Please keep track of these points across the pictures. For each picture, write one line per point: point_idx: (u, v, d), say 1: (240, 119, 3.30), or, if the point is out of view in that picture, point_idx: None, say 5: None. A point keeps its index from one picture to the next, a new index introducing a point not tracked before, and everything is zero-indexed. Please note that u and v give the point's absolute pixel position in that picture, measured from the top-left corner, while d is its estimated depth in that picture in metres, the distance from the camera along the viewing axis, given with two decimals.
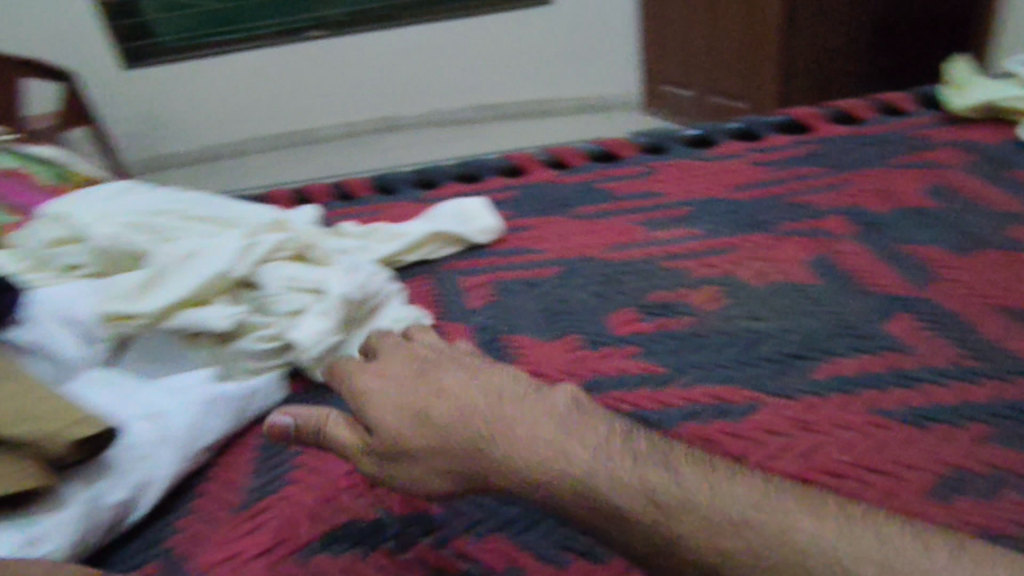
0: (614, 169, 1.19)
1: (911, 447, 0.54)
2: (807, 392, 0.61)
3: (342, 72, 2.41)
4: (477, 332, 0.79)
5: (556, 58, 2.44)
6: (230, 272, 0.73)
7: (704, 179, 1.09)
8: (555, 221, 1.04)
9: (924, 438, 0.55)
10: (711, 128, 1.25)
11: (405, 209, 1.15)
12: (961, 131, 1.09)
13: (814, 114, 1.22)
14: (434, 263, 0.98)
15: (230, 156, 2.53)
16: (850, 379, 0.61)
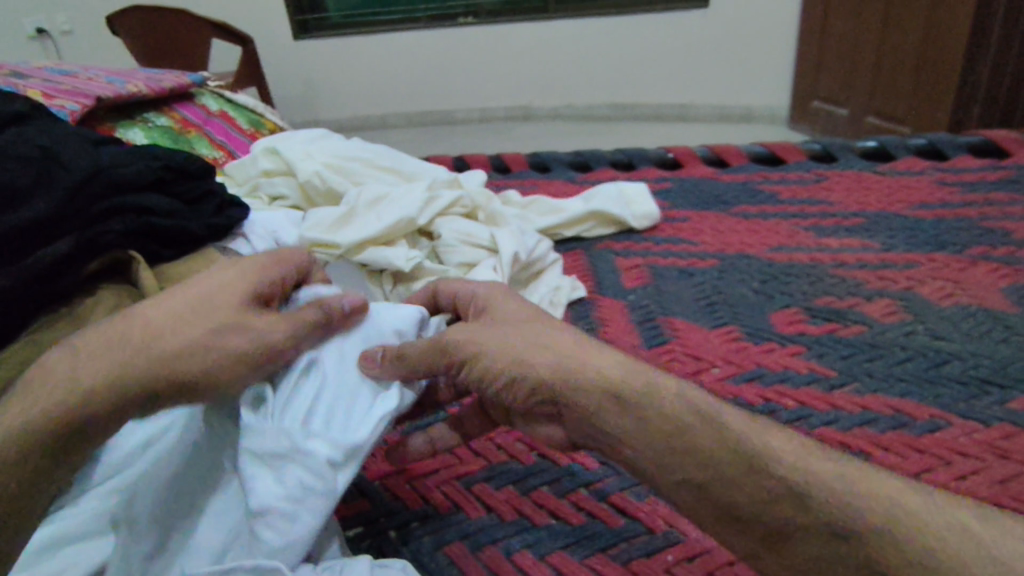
0: (778, 173, 1.14)
1: None
2: (1003, 419, 0.57)
3: (490, 58, 2.49)
4: (632, 310, 0.80)
5: (705, 62, 2.38)
6: (416, 219, 0.79)
7: (879, 194, 1.03)
8: (712, 217, 1.03)
9: None
10: (890, 141, 1.16)
11: (558, 189, 1.17)
12: None
13: (1013, 138, 1.10)
14: (588, 241, 0.99)
15: (376, 129, 2.67)
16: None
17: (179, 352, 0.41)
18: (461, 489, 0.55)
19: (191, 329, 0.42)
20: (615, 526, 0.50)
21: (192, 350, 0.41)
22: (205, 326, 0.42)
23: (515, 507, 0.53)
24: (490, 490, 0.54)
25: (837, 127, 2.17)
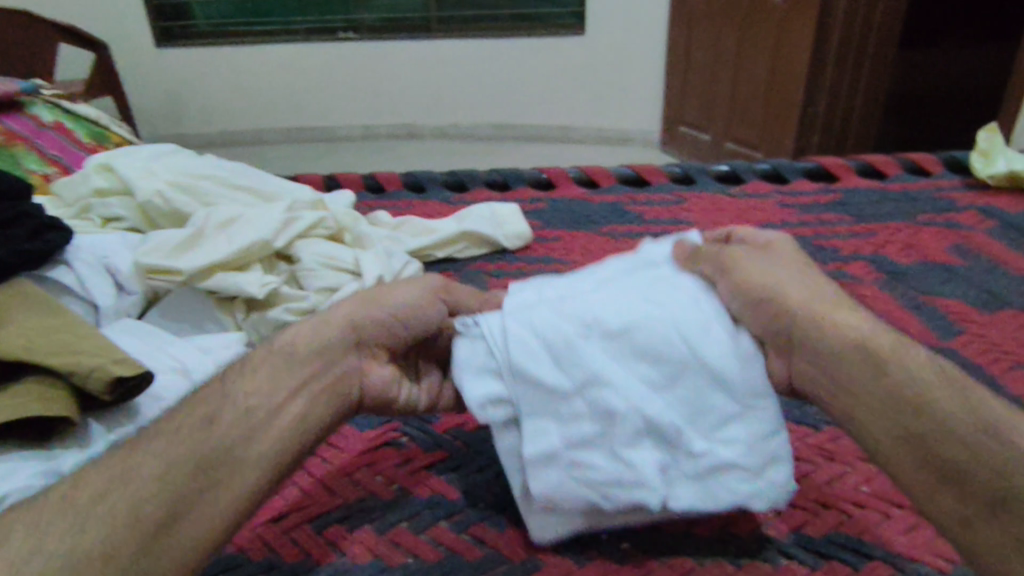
0: (643, 194, 1.20)
1: None
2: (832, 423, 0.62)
3: (370, 75, 2.44)
4: None
5: (581, 86, 2.48)
6: (271, 242, 0.74)
7: (730, 214, 1.10)
8: (583, 236, 1.05)
9: None
10: (739, 165, 1.25)
11: (435, 208, 1.16)
12: (983, 196, 1.10)
13: (841, 164, 1.23)
14: (461, 261, 0.99)
15: (248, 144, 2.52)
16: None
17: (371, 301, 0.54)
18: (313, 534, 0.52)
19: (378, 291, 0.56)
20: (473, 559, 0.50)
21: (380, 295, 0.55)
22: (387, 290, 0.56)
23: (370, 547, 0.51)
24: (345, 532, 0.52)
25: (701, 151, 2.33)
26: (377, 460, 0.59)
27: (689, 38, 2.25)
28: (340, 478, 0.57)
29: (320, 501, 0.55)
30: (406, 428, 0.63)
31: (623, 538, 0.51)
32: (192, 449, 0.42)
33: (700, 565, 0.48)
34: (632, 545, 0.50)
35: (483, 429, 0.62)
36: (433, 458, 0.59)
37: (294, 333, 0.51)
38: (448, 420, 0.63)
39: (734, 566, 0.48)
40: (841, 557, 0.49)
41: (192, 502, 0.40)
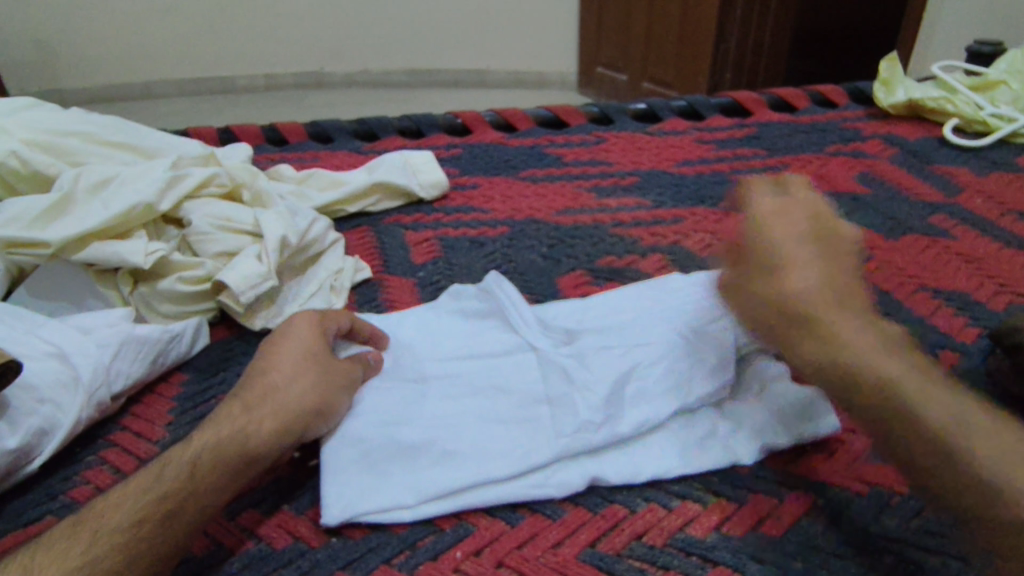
0: (561, 136, 1.16)
1: None
2: None
3: (268, 19, 2.25)
4: (421, 288, 0.75)
5: (497, 27, 2.38)
6: (155, 204, 0.66)
7: (649, 153, 1.09)
8: (503, 182, 1.01)
9: None
10: (656, 101, 1.24)
11: (345, 160, 1.09)
12: (886, 125, 1.13)
13: (754, 98, 1.23)
14: (374, 215, 0.93)
15: (138, 98, 2.27)
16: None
17: (304, 364, 0.52)
18: (223, 522, 0.48)
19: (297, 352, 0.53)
20: (399, 531, 0.47)
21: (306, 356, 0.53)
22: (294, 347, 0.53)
23: (289, 530, 0.48)
24: (260, 516, 0.49)
25: (618, 92, 2.31)
26: None
27: None
28: None
29: None
30: None
31: None
32: (170, 496, 0.44)
33: (632, 512, 0.48)
34: (563, 500, 0.49)
35: None
36: None
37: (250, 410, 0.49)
38: None
39: (665, 510, 0.48)
40: (766, 490, 0.49)
41: (159, 557, 0.42)
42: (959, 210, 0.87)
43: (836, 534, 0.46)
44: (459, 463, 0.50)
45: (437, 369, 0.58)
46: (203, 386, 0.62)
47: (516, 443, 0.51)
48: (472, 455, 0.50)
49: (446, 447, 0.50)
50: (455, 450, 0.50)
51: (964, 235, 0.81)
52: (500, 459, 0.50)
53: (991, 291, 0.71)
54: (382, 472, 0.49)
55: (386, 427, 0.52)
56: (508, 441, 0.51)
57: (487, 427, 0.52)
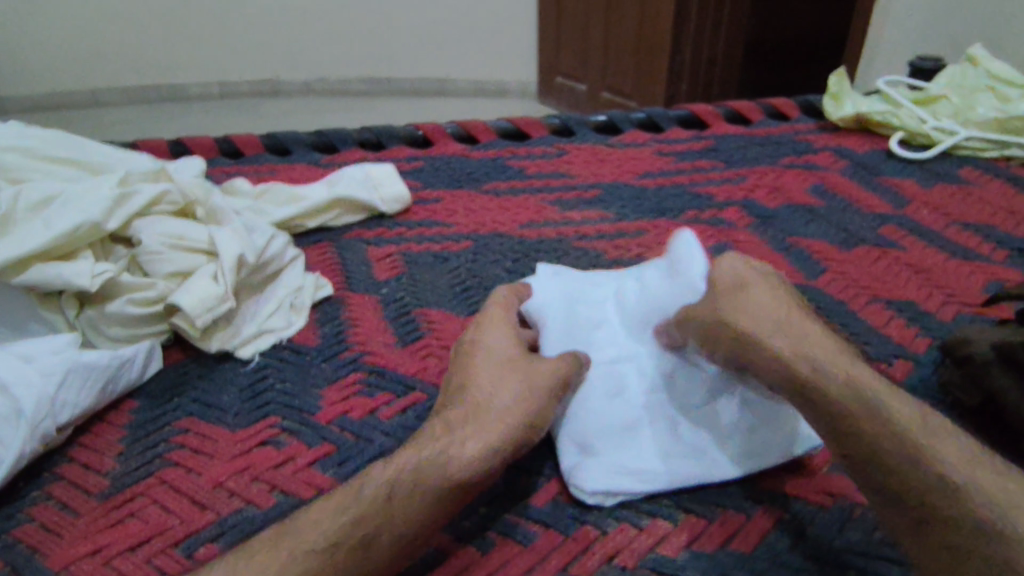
0: (524, 148, 1.16)
1: None
2: None
3: (221, 26, 2.20)
4: (385, 305, 0.73)
5: (457, 37, 2.38)
6: (102, 224, 0.63)
7: (610, 166, 1.10)
8: (465, 195, 1.00)
9: None
10: (616, 114, 1.25)
11: (304, 173, 1.06)
12: (837, 138, 1.17)
13: (711, 112, 1.26)
14: (335, 230, 0.91)
15: (82, 106, 2.19)
16: None
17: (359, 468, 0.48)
18: (178, 559, 0.47)
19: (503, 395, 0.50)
20: None
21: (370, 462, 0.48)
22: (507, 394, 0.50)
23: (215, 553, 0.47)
24: (217, 552, 0.47)
25: (579, 102, 2.33)
26: (253, 463, 0.54)
27: None
28: (211, 490, 0.52)
29: (186, 520, 0.50)
30: (286, 422, 0.57)
31: (528, 517, 0.49)
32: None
33: (603, 533, 0.48)
34: (540, 525, 0.49)
35: (369, 414, 0.58)
36: (316, 454, 0.54)
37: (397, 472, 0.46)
38: (331, 409, 0.58)
39: (635, 530, 0.48)
40: (733, 504, 0.50)
41: None
42: (908, 221, 0.90)
43: (802, 547, 0.47)
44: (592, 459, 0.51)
45: (579, 336, 0.61)
46: (157, 412, 0.59)
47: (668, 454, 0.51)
48: (612, 451, 0.52)
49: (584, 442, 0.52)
50: (593, 437, 0.52)
51: (912, 245, 0.84)
52: (610, 469, 0.50)
53: (942, 302, 0.73)
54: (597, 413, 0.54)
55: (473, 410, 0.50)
56: (662, 446, 0.52)
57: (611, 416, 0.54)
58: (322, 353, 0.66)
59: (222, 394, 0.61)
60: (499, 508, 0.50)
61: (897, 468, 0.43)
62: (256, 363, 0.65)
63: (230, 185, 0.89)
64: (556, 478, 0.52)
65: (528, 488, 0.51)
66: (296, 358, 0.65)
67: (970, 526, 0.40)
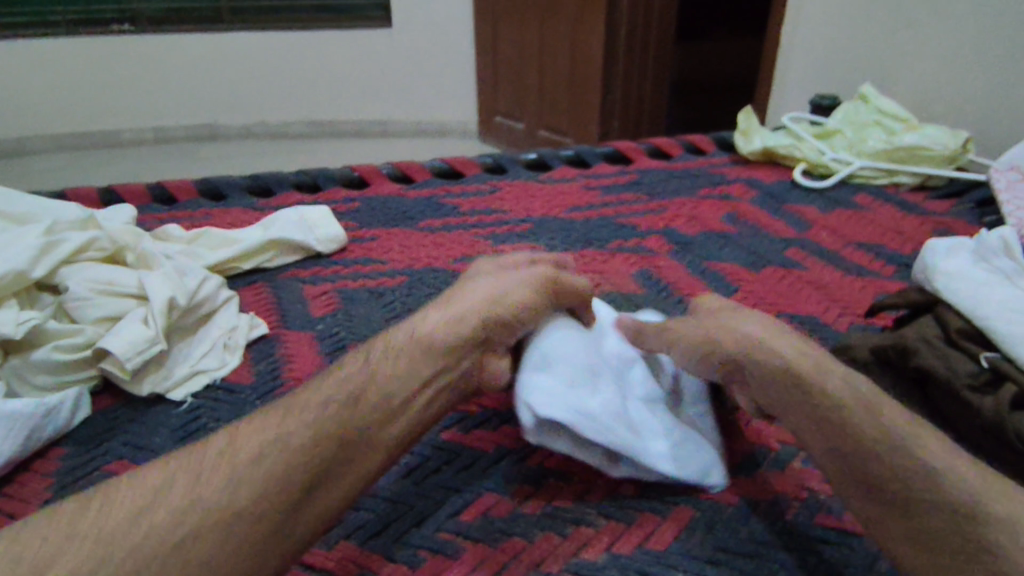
0: (458, 186, 1.21)
1: None
2: None
3: (155, 73, 2.22)
4: (321, 340, 0.75)
5: (394, 81, 2.45)
6: (26, 272, 0.64)
7: (541, 200, 1.16)
8: (401, 233, 1.03)
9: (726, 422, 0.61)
10: (545, 152, 1.31)
11: (240, 217, 1.07)
12: (749, 170, 1.26)
13: (635, 148, 1.34)
14: (271, 271, 0.93)
15: (11, 154, 2.17)
16: None
17: None
18: None
19: (506, 283, 0.61)
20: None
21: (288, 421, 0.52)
22: (506, 284, 0.61)
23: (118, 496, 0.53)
24: None
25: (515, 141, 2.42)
26: None
27: (494, 33, 2.31)
28: None
29: None
30: None
31: (456, 534, 0.52)
32: None
33: (529, 544, 0.50)
34: (469, 541, 0.51)
35: None
36: None
37: (373, 363, 0.55)
38: None
39: (559, 538, 0.51)
40: (649, 509, 0.53)
41: None
42: (811, 244, 0.98)
43: (711, 543, 0.50)
44: (546, 386, 0.55)
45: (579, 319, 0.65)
46: (86, 458, 0.59)
47: (617, 412, 0.54)
48: (567, 388, 0.55)
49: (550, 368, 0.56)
50: (555, 373, 0.56)
51: (814, 265, 0.91)
52: (561, 400, 0.53)
53: (840, 316, 0.79)
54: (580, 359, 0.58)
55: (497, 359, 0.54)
56: (614, 403, 0.55)
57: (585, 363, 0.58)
58: (256, 390, 0.67)
59: (154, 436, 0.61)
60: (428, 527, 0.52)
61: (883, 469, 0.46)
62: (189, 404, 0.65)
63: (163, 231, 0.90)
64: (484, 496, 0.55)
65: (457, 507, 0.54)
66: (229, 397, 0.66)
67: (958, 524, 0.42)
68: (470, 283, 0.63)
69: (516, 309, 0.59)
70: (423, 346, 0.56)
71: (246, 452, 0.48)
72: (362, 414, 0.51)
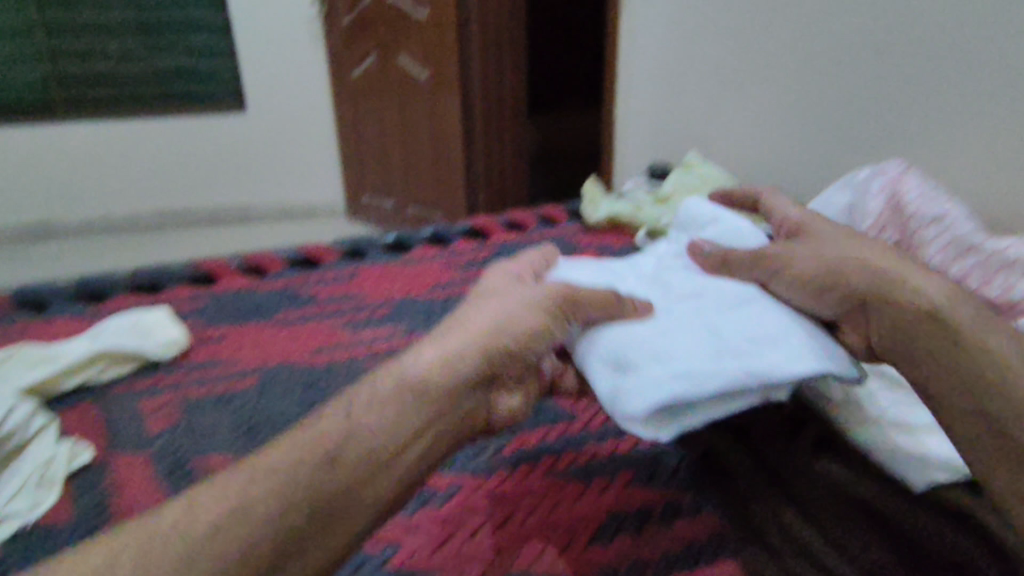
0: (314, 275, 1.18)
1: (562, 504, 0.60)
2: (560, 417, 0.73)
3: None
4: (158, 460, 0.68)
5: None
6: None
7: (400, 282, 1.15)
8: (252, 330, 0.98)
9: (580, 493, 0.61)
10: (403, 233, 1.32)
11: (64, 328, 0.97)
12: (598, 238, 1.34)
13: (491, 224, 1.39)
14: (101, 387, 0.84)
15: None
16: (561, 439, 0.69)
17: None
18: None
19: (511, 304, 0.53)
20: None
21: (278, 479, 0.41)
22: (510, 303, 0.53)
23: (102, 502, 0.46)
24: None
25: None
26: None
27: None
28: None
29: None
30: None
31: None
32: None
33: None
34: None
35: None
36: None
37: (351, 407, 0.46)
38: None
39: None
40: None
41: None
42: None
43: None
44: (632, 380, 0.55)
45: (663, 300, 0.64)
46: None
47: (712, 363, 0.53)
48: (649, 371, 0.54)
49: (625, 364, 0.56)
50: (632, 362, 0.56)
51: None
52: (649, 389, 0.53)
53: None
54: (660, 338, 0.57)
55: (617, 400, 0.55)
56: (702, 357, 0.54)
57: (669, 335, 0.57)
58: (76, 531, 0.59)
59: None
60: None
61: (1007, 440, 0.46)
62: None
63: None
64: None
65: None
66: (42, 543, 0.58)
67: None
68: (474, 302, 0.55)
69: (523, 338, 0.51)
70: (421, 379, 0.48)
71: (190, 520, 0.39)
72: (345, 466, 0.43)
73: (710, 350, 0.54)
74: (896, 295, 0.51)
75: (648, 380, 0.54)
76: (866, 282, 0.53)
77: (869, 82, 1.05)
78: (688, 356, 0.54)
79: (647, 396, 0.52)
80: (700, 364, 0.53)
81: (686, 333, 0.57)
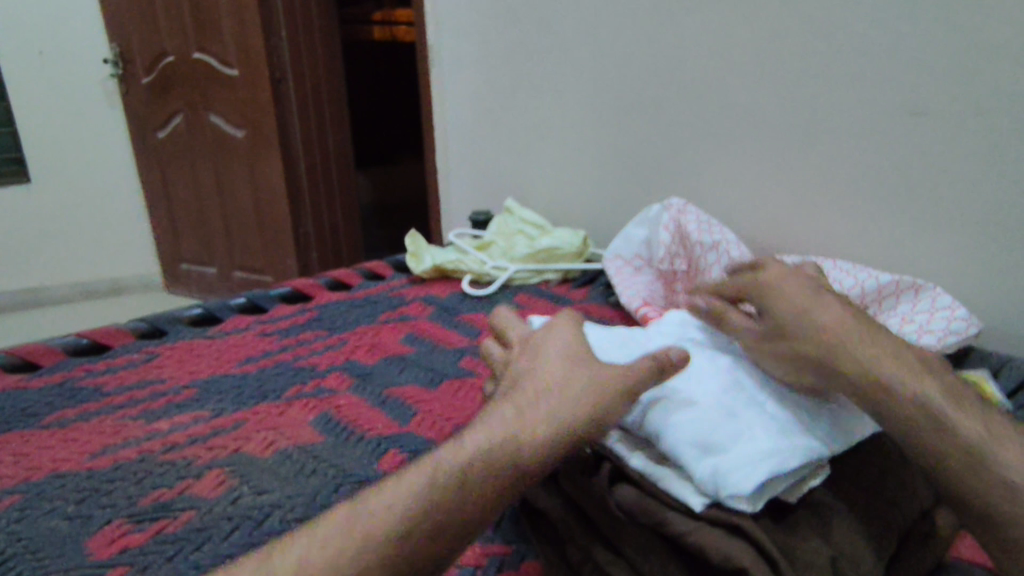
0: (103, 362, 1.04)
1: None
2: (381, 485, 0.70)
3: None
4: None
5: None
6: None
7: (208, 359, 1.05)
8: (16, 438, 0.83)
9: None
10: (212, 304, 1.22)
11: None
12: (424, 289, 1.33)
13: (312, 284, 1.32)
14: None
15: None
16: None
17: None
18: None
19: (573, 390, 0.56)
20: None
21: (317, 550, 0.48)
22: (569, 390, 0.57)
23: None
24: None
25: None
26: None
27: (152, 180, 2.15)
28: None
29: None
30: None
31: None
32: None
33: None
34: None
35: None
36: None
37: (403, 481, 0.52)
38: None
39: None
40: None
41: None
42: (479, 349, 1.06)
43: None
44: (725, 458, 0.52)
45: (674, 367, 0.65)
46: None
47: (782, 437, 0.53)
48: (739, 446, 0.52)
49: (706, 445, 0.53)
50: (714, 439, 0.53)
51: (485, 369, 0.98)
52: (750, 467, 0.50)
53: None
54: (719, 416, 0.56)
55: (705, 479, 0.51)
56: (775, 431, 0.54)
57: (725, 411, 0.56)
58: None
59: None
60: None
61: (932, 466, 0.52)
62: None
63: None
64: None
65: None
66: None
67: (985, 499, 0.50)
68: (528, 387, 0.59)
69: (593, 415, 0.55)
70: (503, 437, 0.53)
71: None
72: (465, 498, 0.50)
73: (767, 425, 0.55)
74: (847, 361, 0.57)
75: (739, 459, 0.51)
76: (816, 351, 0.59)
77: (664, 125, 1.19)
78: (756, 431, 0.53)
79: (749, 475, 0.50)
80: (779, 441, 0.53)
81: (736, 408, 0.57)
